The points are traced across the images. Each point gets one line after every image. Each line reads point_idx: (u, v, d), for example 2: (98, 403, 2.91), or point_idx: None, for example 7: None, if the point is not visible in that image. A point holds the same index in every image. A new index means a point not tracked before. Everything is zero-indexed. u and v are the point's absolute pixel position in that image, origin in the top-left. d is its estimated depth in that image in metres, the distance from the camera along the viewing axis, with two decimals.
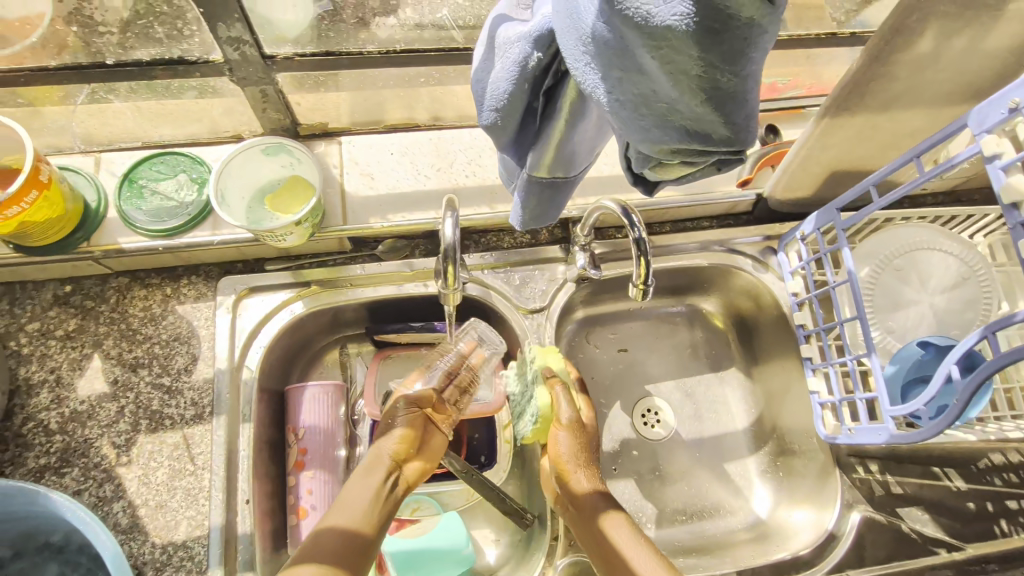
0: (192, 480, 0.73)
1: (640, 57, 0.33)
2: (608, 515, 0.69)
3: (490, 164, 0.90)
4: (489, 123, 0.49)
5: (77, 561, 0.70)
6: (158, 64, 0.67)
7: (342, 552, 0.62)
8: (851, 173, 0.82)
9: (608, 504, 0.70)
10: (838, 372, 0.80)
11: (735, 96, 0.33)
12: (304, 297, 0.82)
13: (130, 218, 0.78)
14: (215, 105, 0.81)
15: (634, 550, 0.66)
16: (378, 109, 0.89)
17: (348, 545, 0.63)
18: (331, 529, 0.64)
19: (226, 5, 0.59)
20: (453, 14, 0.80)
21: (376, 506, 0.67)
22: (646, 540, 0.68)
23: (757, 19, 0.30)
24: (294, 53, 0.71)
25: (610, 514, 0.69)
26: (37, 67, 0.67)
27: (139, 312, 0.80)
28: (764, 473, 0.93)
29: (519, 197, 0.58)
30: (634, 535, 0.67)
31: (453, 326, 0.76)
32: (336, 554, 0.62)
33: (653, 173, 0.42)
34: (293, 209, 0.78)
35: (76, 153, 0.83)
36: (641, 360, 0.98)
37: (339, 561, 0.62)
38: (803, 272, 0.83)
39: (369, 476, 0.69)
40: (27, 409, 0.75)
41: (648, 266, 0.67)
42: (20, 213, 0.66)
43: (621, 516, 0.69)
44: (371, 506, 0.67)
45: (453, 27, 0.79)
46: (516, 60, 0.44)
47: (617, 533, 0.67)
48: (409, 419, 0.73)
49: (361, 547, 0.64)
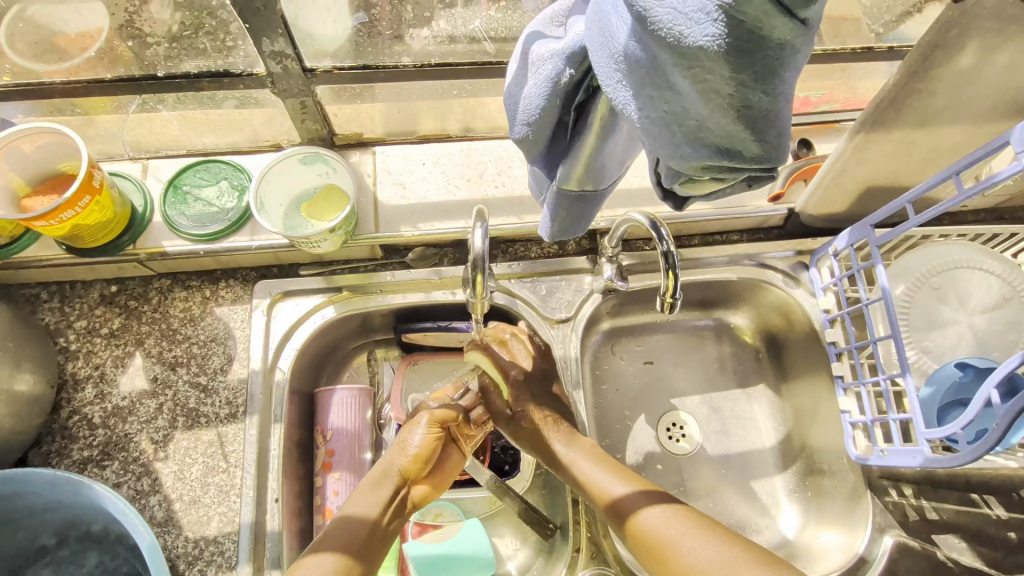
0: (224, 477, 0.76)
1: (673, 76, 0.34)
2: (648, 511, 0.66)
3: (521, 175, 0.91)
4: (521, 137, 0.50)
5: (116, 551, 0.73)
6: (204, 76, 0.71)
7: (355, 548, 0.65)
8: (888, 189, 0.80)
9: (651, 501, 0.67)
10: (871, 391, 0.78)
11: (766, 114, 0.34)
12: (335, 302, 0.84)
13: (175, 223, 0.81)
14: (257, 115, 0.85)
15: (692, 542, 0.62)
16: (412, 120, 0.91)
17: (362, 537, 0.66)
18: (347, 522, 0.67)
19: (271, 22, 0.62)
20: (486, 24, 0.80)
21: (384, 507, 0.69)
22: (700, 527, 0.64)
23: (790, 40, 0.30)
24: (334, 67, 0.74)
25: (651, 509, 0.66)
26: (95, 80, 0.71)
27: (179, 313, 0.83)
28: (792, 493, 0.91)
29: (548, 209, 0.59)
30: (683, 526, 0.64)
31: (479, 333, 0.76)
32: (348, 547, 0.65)
33: (682, 189, 0.43)
34: (328, 216, 0.80)
35: (126, 160, 0.87)
36: (667, 373, 0.98)
37: (354, 556, 0.64)
38: (835, 289, 0.83)
39: (379, 482, 0.71)
40: (73, 403, 0.78)
41: (677, 280, 0.67)
42: (73, 216, 0.70)
43: (666, 509, 0.65)
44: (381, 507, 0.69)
45: (484, 37, 0.80)
46: (549, 76, 0.45)
47: (662, 527, 0.64)
48: (426, 438, 0.74)
49: (372, 547, 0.66)
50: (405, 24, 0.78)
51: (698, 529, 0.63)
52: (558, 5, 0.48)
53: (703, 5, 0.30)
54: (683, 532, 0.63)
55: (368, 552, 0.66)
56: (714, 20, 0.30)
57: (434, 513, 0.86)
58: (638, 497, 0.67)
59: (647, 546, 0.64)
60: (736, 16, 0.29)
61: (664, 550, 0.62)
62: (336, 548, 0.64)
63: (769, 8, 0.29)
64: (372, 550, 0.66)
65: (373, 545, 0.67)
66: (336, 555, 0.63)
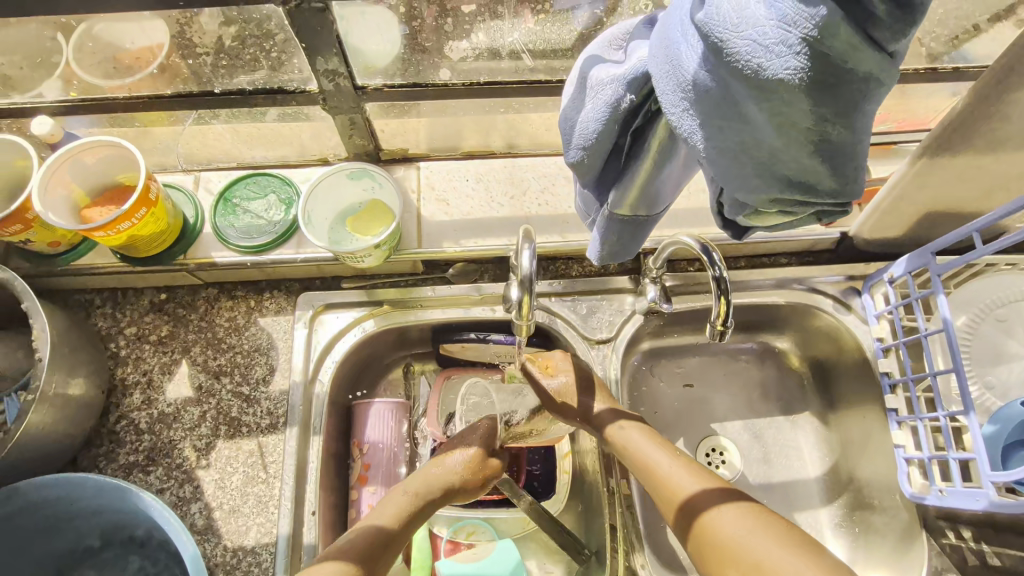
0: (263, 487, 0.76)
1: (746, 108, 0.33)
2: (721, 508, 0.60)
3: (564, 193, 0.90)
4: (575, 161, 0.50)
5: (157, 556, 0.74)
6: (259, 93, 0.73)
7: (364, 553, 0.63)
8: (950, 214, 0.77)
9: (722, 498, 0.62)
10: (928, 426, 0.75)
11: (844, 148, 0.33)
12: (375, 316, 0.85)
13: (224, 234, 0.83)
14: (305, 130, 0.86)
15: (747, 538, 0.56)
16: (455, 137, 0.91)
17: (374, 543, 0.64)
18: (362, 527, 0.66)
19: (327, 41, 0.63)
20: (523, 37, 0.78)
21: (400, 517, 0.68)
22: (767, 523, 0.57)
23: (876, 73, 0.30)
24: (384, 85, 0.75)
25: (720, 507, 0.60)
26: (155, 95, 0.73)
27: (225, 322, 0.85)
28: (837, 528, 0.87)
29: (598, 232, 0.58)
30: (742, 524, 0.58)
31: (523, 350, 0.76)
32: (358, 550, 0.62)
33: (745, 221, 0.42)
34: (372, 230, 0.81)
35: (178, 171, 0.89)
36: (707, 396, 0.95)
37: (361, 563, 0.61)
38: (890, 316, 0.80)
39: (406, 491, 0.71)
40: (121, 408, 0.80)
41: (729, 305, 0.65)
42: (129, 228, 0.72)
43: (734, 510, 0.59)
44: (399, 516, 0.68)
45: (523, 50, 0.79)
46: (607, 102, 0.44)
47: (729, 527, 0.58)
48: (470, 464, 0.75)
49: (379, 557, 0.64)
50: (444, 36, 0.76)
51: (762, 526, 0.57)
52: (617, 30, 0.48)
53: (786, 37, 0.29)
54: (743, 528, 0.57)
55: (379, 560, 0.64)
56: (796, 53, 0.29)
57: (468, 530, 0.84)
58: (709, 494, 0.63)
59: (711, 545, 0.58)
60: (820, 49, 0.29)
61: (725, 550, 0.57)
62: (345, 552, 0.62)
63: (856, 42, 0.29)
64: (381, 559, 0.64)
65: (383, 554, 0.64)
66: (342, 559, 0.60)
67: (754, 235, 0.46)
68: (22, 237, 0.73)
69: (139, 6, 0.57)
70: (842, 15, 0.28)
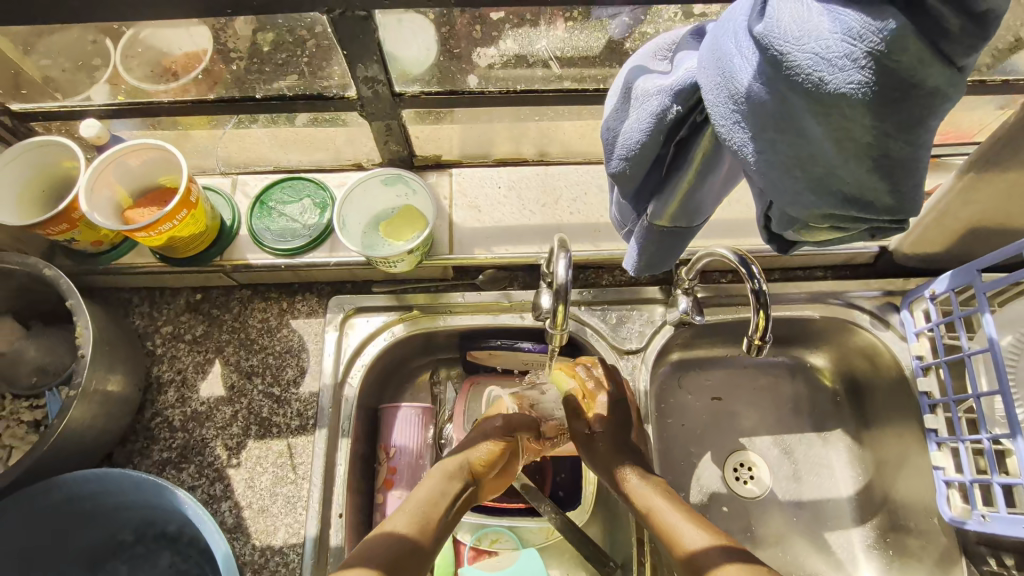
0: (292, 488, 0.77)
1: (803, 122, 0.33)
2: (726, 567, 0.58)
3: (596, 202, 0.90)
4: (617, 171, 0.49)
5: (187, 553, 0.75)
6: (300, 99, 0.74)
7: (390, 563, 0.60)
8: (996, 231, 0.74)
9: (727, 557, 0.59)
10: (969, 448, 0.73)
11: (905, 164, 0.32)
12: (404, 320, 0.85)
13: (259, 237, 0.84)
14: (340, 134, 0.87)
15: None
16: (488, 144, 0.91)
17: (401, 550, 0.62)
18: (385, 534, 0.63)
19: (368, 48, 0.64)
20: (552, 45, 0.77)
21: (427, 524, 0.66)
22: None
23: (944, 87, 0.30)
24: (421, 92, 0.76)
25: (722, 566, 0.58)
26: (200, 100, 0.75)
27: (258, 323, 0.86)
28: (870, 549, 0.85)
29: (636, 242, 0.57)
30: None
31: (555, 360, 0.76)
32: (384, 559, 0.60)
33: (794, 235, 0.41)
34: (404, 235, 0.81)
35: (217, 174, 0.91)
36: (737, 411, 0.93)
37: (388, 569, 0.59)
38: (930, 334, 0.78)
39: (436, 481, 0.70)
40: (156, 405, 0.82)
41: (768, 319, 0.64)
42: (170, 228, 0.73)
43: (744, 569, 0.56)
44: (422, 521, 0.66)
45: (549, 58, 0.78)
46: (654, 112, 0.44)
47: None
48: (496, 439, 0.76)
49: (409, 562, 0.61)
50: (471, 43, 0.75)
51: None
52: (662, 40, 0.48)
53: (850, 51, 0.29)
54: None
55: (407, 565, 0.61)
56: (861, 67, 0.29)
57: (491, 537, 0.84)
58: (717, 552, 0.60)
59: None
60: (887, 63, 0.29)
61: None
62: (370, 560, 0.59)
63: (926, 56, 0.29)
64: (412, 568, 0.61)
65: (411, 561, 0.62)
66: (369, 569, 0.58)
67: (800, 249, 0.46)
68: (66, 237, 0.75)
69: (187, 15, 0.58)
70: (912, 29, 0.28)
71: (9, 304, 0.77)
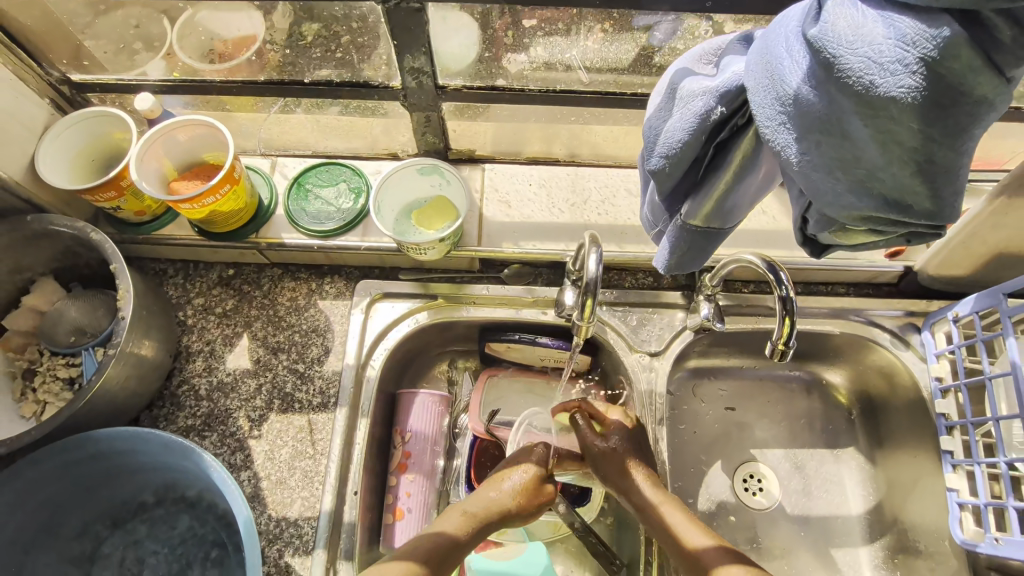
0: (310, 463, 0.79)
1: (850, 124, 0.34)
2: (728, 568, 0.63)
3: (624, 205, 0.91)
4: (655, 169, 0.51)
5: (206, 518, 0.76)
6: (346, 85, 0.76)
7: (430, 558, 0.64)
8: (1019, 260, 0.75)
9: (731, 559, 0.64)
10: (985, 472, 0.73)
11: (947, 170, 0.34)
12: (428, 308, 0.87)
13: (295, 217, 0.87)
14: (377, 124, 0.90)
15: None
16: (520, 142, 0.93)
17: (443, 549, 0.66)
18: (434, 533, 0.68)
19: (417, 39, 0.66)
20: (580, 55, 0.80)
21: (469, 527, 0.69)
22: None
23: (991, 96, 0.31)
24: (463, 86, 0.78)
25: (729, 566, 0.63)
26: (249, 81, 0.78)
27: (286, 302, 0.88)
28: (877, 569, 0.85)
29: (667, 242, 0.58)
30: None
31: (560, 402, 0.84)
32: (424, 559, 0.63)
33: (830, 237, 0.43)
34: (437, 225, 0.83)
35: (257, 155, 0.93)
36: (749, 421, 0.94)
37: (425, 565, 0.63)
38: (951, 355, 0.78)
39: (474, 504, 0.71)
40: (184, 373, 0.84)
41: (793, 326, 0.64)
42: (214, 202, 0.76)
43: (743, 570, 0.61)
44: (465, 527, 0.69)
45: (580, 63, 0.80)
46: (697, 113, 0.45)
47: None
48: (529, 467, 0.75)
49: (446, 562, 0.65)
50: (502, 49, 0.78)
51: None
52: (709, 45, 0.49)
53: (902, 57, 0.31)
54: None
55: (443, 568, 0.65)
56: (912, 72, 0.31)
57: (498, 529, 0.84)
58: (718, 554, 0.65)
59: None
60: (937, 70, 0.30)
61: None
62: (415, 558, 0.63)
63: (977, 65, 0.30)
64: (447, 564, 0.65)
65: (448, 562, 0.66)
66: (408, 561, 0.62)
67: (834, 253, 0.48)
68: (113, 204, 0.78)
69: None
70: (965, 37, 0.29)
71: (55, 264, 0.80)
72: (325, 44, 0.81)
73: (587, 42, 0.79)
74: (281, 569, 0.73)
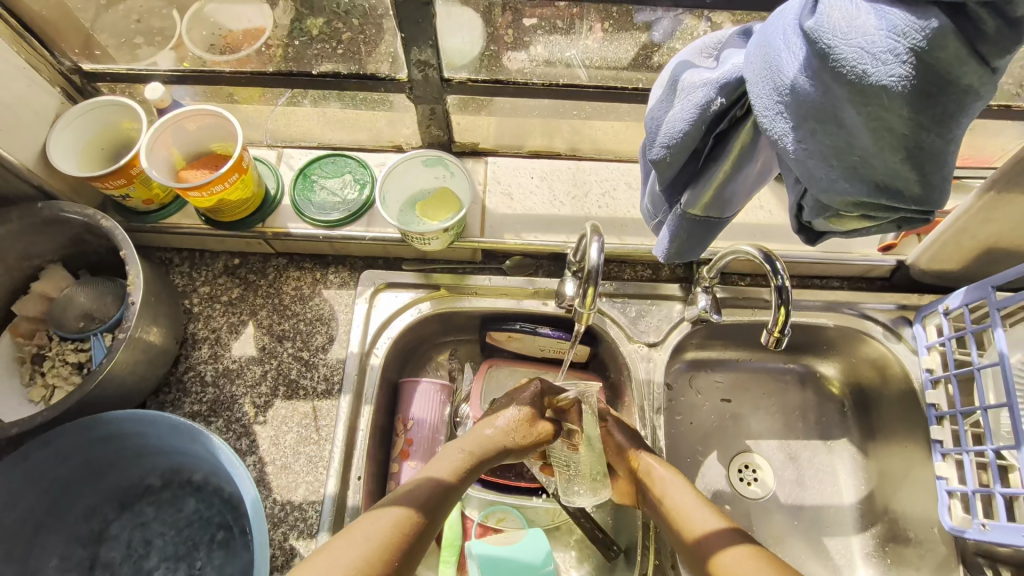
0: (315, 448, 0.80)
1: (844, 112, 0.36)
2: (729, 547, 0.64)
3: (624, 198, 0.93)
4: (656, 159, 0.52)
5: (211, 501, 0.78)
6: (353, 77, 0.77)
7: (424, 504, 0.65)
8: (1010, 254, 0.77)
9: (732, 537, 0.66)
10: (974, 461, 0.75)
11: (935, 156, 0.36)
12: (430, 298, 0.88)
13: (301, 207, 0.88)
14: (382, 117, 0.93)
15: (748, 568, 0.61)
16: (523, 136, 0.95)
17: (438, 495, 0.66)
18: (427, 479, 0.68)
19: (425, 32, 0.67)
20: (581, 54, 0.83)
21: (461, 472, 0.70)
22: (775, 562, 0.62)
23: (976, 86, 0.33)
24: (468, 78, 0.78)
25: (728, 549, 0.64)
26: (258, 72, 0.79)
27: (291, 291, 0.90)
28: (868, 557, 0.87)
29: (667, 230, 0.60)
30: (745, 556, 0.63)
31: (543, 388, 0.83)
32: (421, 504, 0.65)
33: (825, 222, 0.45)
34: (441, 216, 0.85)
35: (263, 146, 0.94)
36: (744, 412, 0.96)
37: (418, 510, 0.64)
38: (941, 348, 0.80)
39: (469, 444, 0.72)
40: (190, 359, 0.85)
41: (788, 314, 0.66)
42: (222, 190, 0.77)
43: (742, 550, 0.63)
44: (458, 470, 0.70)
45: (582, 59, 0.82)
46: (698, 103, 0.47)
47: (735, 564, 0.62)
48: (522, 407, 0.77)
49: (441, 506, 0.66)
50: (503, 46, 0.82)
51: (758, 562, 0.61)
52: (710, 39, 0.51)
53: (893, 47, 0.33)
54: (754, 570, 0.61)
55: (438, 511, 0.66)
56: (902, 62, 0.33)
57: (497, 516, 0.85)
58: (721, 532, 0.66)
59: None
60: (926, 60, 0.32)
61: None
62: (410, 503, 0.64)
63: (963, 55, 0.32)
64: (442, 509, 0.66)
65: (444, 506, 0.67)
66: (406, 509, 0.64)
67: (829, 240, 0.50)
68: (122, 192, 0.79)
69: None
70: (952, 30, 0.31)
71: (64, 251, 0.81)
72: (324, 40, 0.83)
73: (587, 41, 0.83)
74: (285, 551, 0.74)
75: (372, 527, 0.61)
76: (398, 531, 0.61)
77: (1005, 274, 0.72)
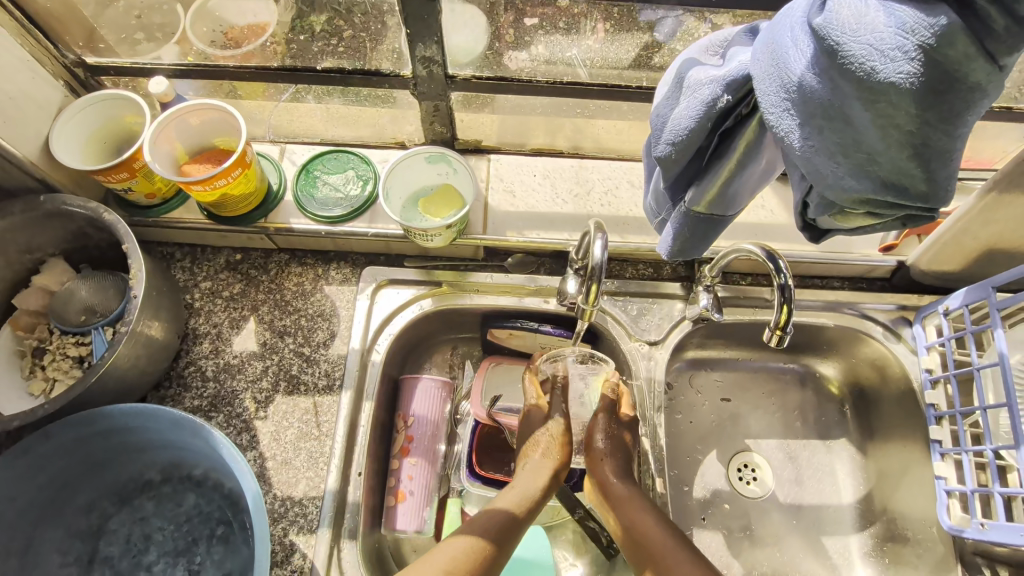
0: (315, 444, 0.80)
1: (851, 109, 0.36)
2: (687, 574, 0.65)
3: (626, 197, 0.93)
4: (662, 156, 0.53)
5: (211, 496, 0.78)
6: (358, 74, 0.78)
7: (495, 534, 0.68)
8: (1010, 256, 0.77)
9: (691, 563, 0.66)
10: (973, 461, 0.75)
11: (941, 153, 0.36)
12: (432, 295, 0.89)
13: (303, 203, 0.88)
14: (385, 113, 0.92)
15: None
16: (526, 132, 0.95)
17: (509, 525, 0.70)
18: (495, 510, 0.71)
19: (430, 28, 0.67)
20: (582, 54, 0.83)
21: (530, 503, 0.72)
22: None
23: (983, 83, 0.33)
24: (473, 76, 0.78)
25: None
26: (262, 67, 0.79)
27: (293, 286, 0.90)
28: (866, 556, 0.87)
29: (671, 227, 0.60)
30: None
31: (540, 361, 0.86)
32: (492, 534, 0.68)
33: (831, 219, 0.45)
34: (444, 213, 0.85)
35: (266, 141, 0.94)
36: (744, 412, 0.96)
37: (492, 540, 0.67)
38: (940, 348, 0.80)
39: (533, 473, 0.76)
40: (190, 354, 0.85)
41: (790, 314, 0.66)
42: (225, 184, 0.77)
43: None
44: (527, 502, 0.72)
45: (585, 58, 0.82)
46: (704, 101, 0.47)
47: None
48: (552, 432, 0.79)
49: (511, 536, 0.69)
50: (504, 45, 0.83)
51: None
52: (716, 36, 0.51)
53: (902, 44, 0.33)
54: None
55: (509, 541, 0.69)
56: (910, 59, 0.33)
57: None
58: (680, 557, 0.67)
59: None
60: (934, 57, 0.32)
61: None
62: (481, 532, 0.68)
63: (971, 53, 0.32)
64: (514, 537, 0.70)
65: (514, 536, 0.70)
66: (478, 538, 0.67)
67: (834, 237, 0.50)
68: (124, 185, 0.79)
69: None
70: (961, 27, 0.31)
71: (64, 245, 0.81)
72: (325, 37, 0.83)
73: (587, 41, 0.83)
74: (285, 547, 0.74)
75: (445, 555, 0.65)
76: (470, 560, 0.64)
77: (1003, 275, 0.73)
